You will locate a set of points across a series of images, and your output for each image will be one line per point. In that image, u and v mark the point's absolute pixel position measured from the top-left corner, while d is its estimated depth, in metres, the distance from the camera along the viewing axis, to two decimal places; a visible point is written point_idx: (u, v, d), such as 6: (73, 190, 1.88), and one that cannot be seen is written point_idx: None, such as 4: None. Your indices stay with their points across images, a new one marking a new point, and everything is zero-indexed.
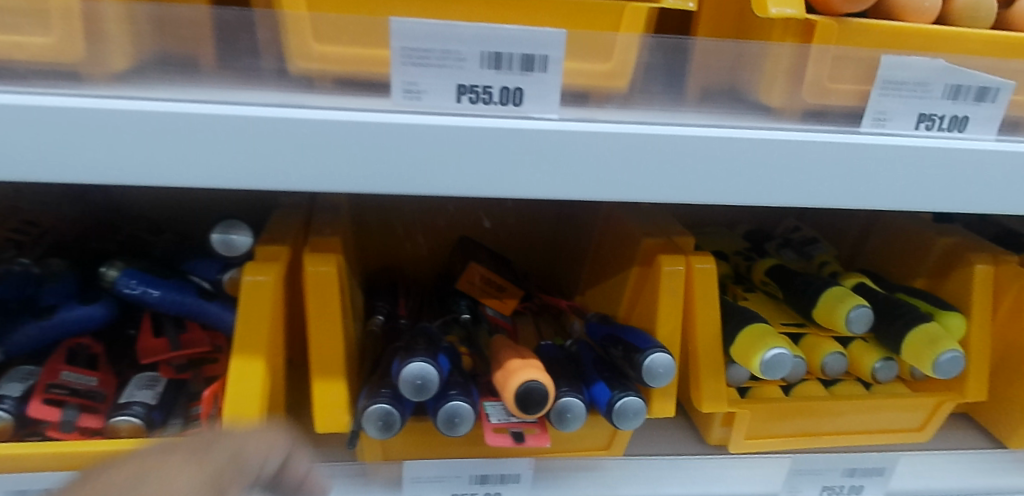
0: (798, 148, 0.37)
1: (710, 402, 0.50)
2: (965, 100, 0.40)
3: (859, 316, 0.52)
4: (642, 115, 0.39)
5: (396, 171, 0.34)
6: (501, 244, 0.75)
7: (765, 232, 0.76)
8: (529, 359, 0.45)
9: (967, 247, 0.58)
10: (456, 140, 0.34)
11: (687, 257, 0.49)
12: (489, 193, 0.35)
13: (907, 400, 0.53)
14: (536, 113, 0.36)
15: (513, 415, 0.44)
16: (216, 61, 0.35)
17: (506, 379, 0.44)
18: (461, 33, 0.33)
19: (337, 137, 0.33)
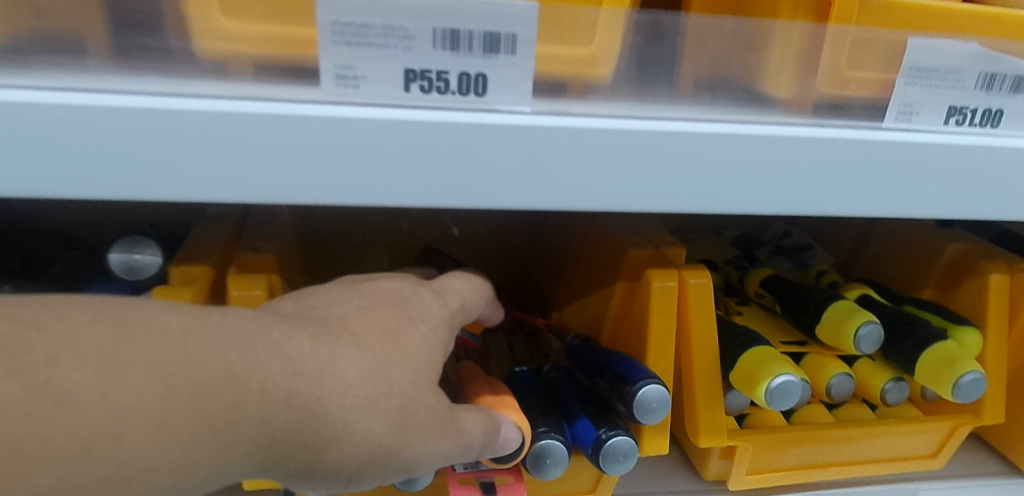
0: (809, 146, 0.32)
1: (707, 436, 0.44)
2: (999, 91, 0.34)
3: (869, 334, 0.46)
4: (630, 109, 0.32)
5: (329, 175, 0.28)
6: (470, 254, 0.69)
7: (754, 237, 0.71)
8: (505, 396, 0.39)
9: (979, 254, 0.53)
10: (403, 136, 0.28)
11: (680, 271, 0.43)
12: (445, 201, 0.29)
13: (922, 425, 0.48)
14: (503, 105, 0.29)
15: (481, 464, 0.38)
16: (96, 40, 0.28)
17: None
18: (409, 5, 0.27)
19: (253, 133, 0.26)
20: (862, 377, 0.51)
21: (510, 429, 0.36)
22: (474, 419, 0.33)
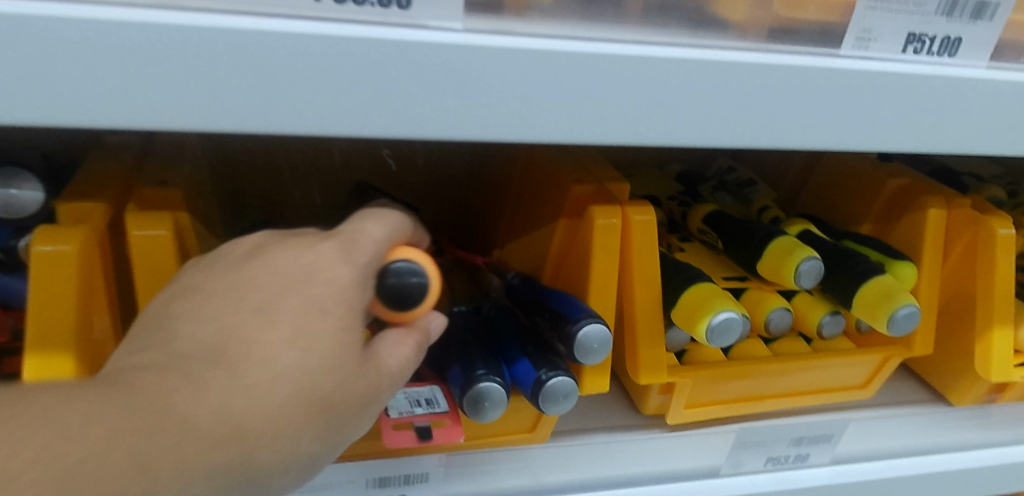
0: (761, 73, 0.30)
1: (648, 373, 0.44)
2: (959, 18, 0.32)
3: (810, 269, 0.46)
4: (572, 30, 0.29)
5: (226, 98, 0.24)
6: (409, 188, 0.66)
7: (698, 172, 0.69)
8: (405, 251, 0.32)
9: (918, 189, 0.53)
10: (313, 53, 0.24)
11: (624, 207, 0.41)
12: (364, 128, 0.26)
13: (855, 356, 0.49)
14: (432, 21, 0.26)
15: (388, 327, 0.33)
16: None
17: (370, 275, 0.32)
18: None
19: (132, 48, 0.23)
20: (801, 312, 0.51)
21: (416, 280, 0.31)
22: (396, 347, 0.32)
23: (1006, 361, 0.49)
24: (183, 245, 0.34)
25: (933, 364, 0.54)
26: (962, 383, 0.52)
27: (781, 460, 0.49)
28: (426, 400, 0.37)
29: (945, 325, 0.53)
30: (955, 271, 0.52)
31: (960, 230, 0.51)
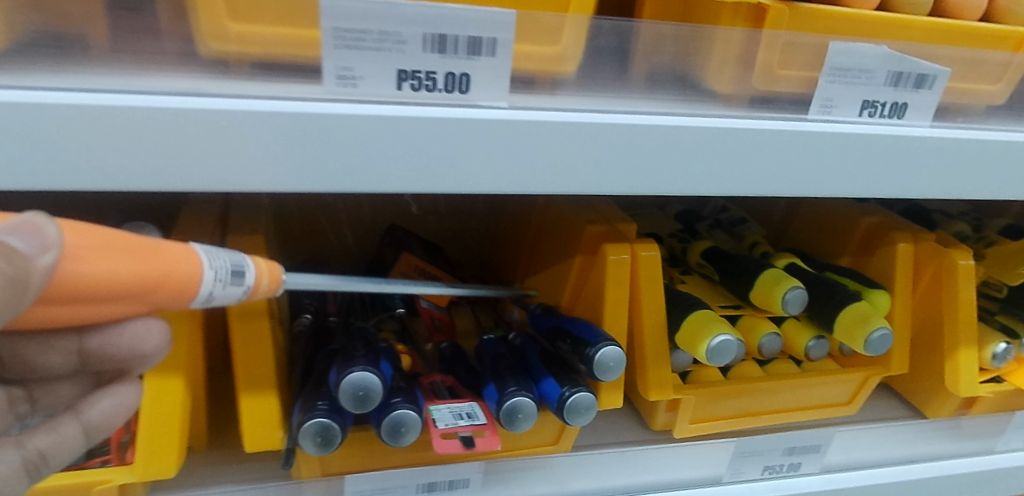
0: (745, 136, 0.37)
1: (656, 390, 0.50)
2: (905, 87, 0.40)
3: (795, 298, 0.52)
4: (591, 103, 0.37)
5: (324, 166, 0.31)
6: (433, 232, 0.72)
7: (695, 211, 0.77)
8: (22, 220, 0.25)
9: (889, 226, 0.60)
10: (395, 130, 0.31)
11: (632, 245, 0.48)
12: (430, 187, 0.32)
13: (839, 375, 0.55)
14: (484, 100, 0.33)
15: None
16: (109, 43, 0.30)
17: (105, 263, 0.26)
18: (401, 13, 0.30)
19: (257, 129, 0.29)
20: (790, 336, 0.57)
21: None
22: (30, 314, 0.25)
23: (972, 377, 0.55)
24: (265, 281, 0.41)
25: (911, 382, 0.61)
26: (937, 398, 0.58)
27: (777, 469, 0.54)
28: (467, 413, 0.43)
29: (920, 347, 0.60)
30: (924, 298, 0.59)
31: (926, 261, 0.58)
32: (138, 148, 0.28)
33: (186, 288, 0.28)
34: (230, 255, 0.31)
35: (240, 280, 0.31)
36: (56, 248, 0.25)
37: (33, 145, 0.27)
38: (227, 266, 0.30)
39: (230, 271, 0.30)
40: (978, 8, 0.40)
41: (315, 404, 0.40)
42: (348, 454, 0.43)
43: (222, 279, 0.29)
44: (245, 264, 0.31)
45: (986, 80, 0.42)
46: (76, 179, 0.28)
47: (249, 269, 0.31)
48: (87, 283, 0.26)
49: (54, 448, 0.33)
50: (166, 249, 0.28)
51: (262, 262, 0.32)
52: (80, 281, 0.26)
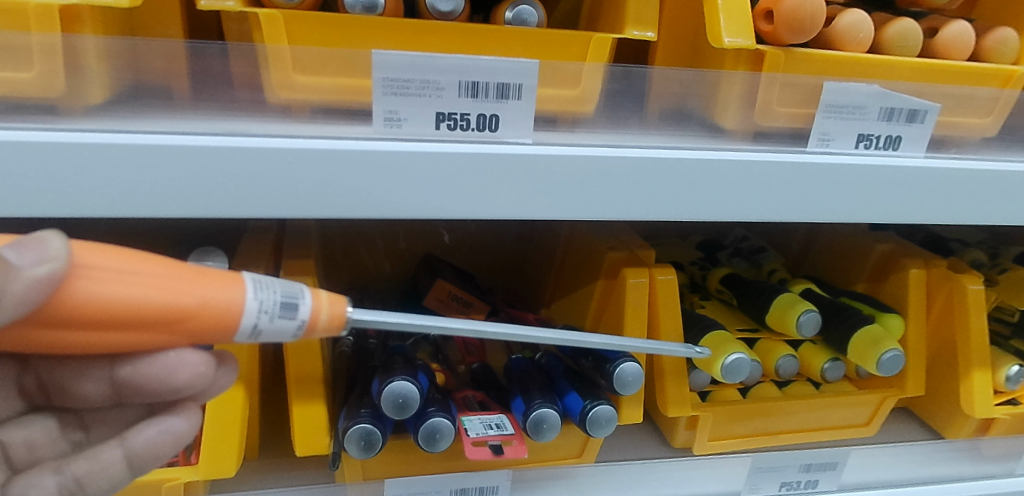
0: (749, 167, 0.40)
1: (676, 407, 0.52)
2: (898, 122, 0.43)
3: (808, 320, 0.55)
4: (608, 138, 0.41)
5: (370, 195, 0.35)
6: (464, 260, 0.77)
7: (716, 241, 0.79)
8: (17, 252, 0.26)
9: (901, 253, 0.63)
10: (433, 164, 0.35)
11: (650, 270, 0.52)
12: (463, 212, 0.37)
13: (854, 397, 0.57)
14: (512, 137, 0.38)
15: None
16: (191, 92, 0.35)
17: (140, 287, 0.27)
18: (440, 64, 0.36)
19: (315, 163, 0.34)
20: (806, 359, 0.59)
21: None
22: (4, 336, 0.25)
23: (988, 400, 0.57)
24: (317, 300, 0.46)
25: (929, 405, 0.63)
26: (954, 422, 0.61)
27: (795, 485, 0.56)
28: (496, 424, 0.47)
29: (936, 371, 0.62)
30: (938, 322, 0.61)
31: (939, 287, 0.60)
32: (218, 181, 0.33)
33: (210, 315, 0.28)
34: (284, 288, 0.30)
35: (290, 315, 0.29)
36: (57, 262, 0.26)
37: (131, 179, 0.32)
38: (278, 298, 0.29)
39: (279, 303, 0.29)
40: (963, 48, 0.45)
41: (359, 411, 0.44)
42: (388, 460, 0.47)
43: (267, 312, 0.29)
44: (301, 296, 0.30)
45: (976, 114, 0.46)
46: (165, 208, 0.33)
47: (299, 303, 0.29)
48: (107, 306, 0.27)
49: (89, 477, 0.34)
50: (200, 280, 0.28)
51: (325, 298, 0.31)
52: (103, 304, 0.27)
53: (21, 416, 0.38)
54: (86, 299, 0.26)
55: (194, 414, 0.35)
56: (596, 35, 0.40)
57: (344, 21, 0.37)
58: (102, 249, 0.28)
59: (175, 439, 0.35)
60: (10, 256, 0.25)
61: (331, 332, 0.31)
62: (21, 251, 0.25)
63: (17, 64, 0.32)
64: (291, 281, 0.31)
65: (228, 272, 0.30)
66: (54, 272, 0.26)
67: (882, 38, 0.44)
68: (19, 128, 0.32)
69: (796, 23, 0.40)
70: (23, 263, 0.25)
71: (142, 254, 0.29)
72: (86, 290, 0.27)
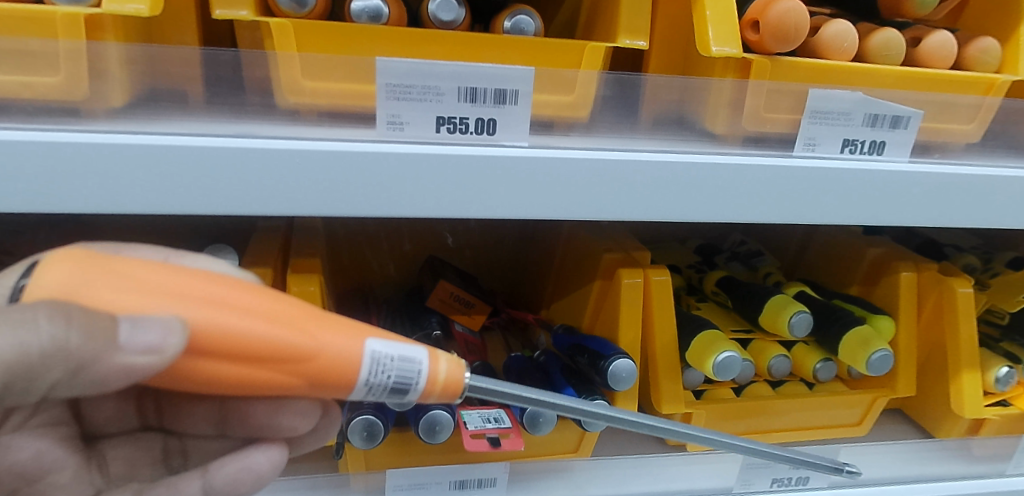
0: (738, 170, 0.42)
1: (669, 404, 0.54)
2: (882, 127, 0.45)
3: (800, 321, 0.56)
4: (602, 142, 0.43)
5: (374, 195, 0.37)
6: (467, 262, 0.79)
7: (714, 246, 0.81)
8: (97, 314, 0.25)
9: (893, 256, 0.64)
10: (433, 165, 0.37)
11: (645, 270, 0.54)
12: (461, 211, 0.39)
13: (845, 397, 0.59)
14: (509, 141, 0.40)
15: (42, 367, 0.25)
16: (205, 97, 0.37)
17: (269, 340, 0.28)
18: (440, 71, 0.37)
19: (322, 164, 0.36)
20: (799, 360, 0.61)
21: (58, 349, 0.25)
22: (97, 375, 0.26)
23: (977, 400, 0.58)
24: (322, 297, 0.48)
25: (921, 405, 0.65)
26: (945, 421, 0.62)
27: (785, 482, 0.57)
28: (494, 418, 0.48)
29: (928, 372, 0.63)
30: (929, 324, 0.62)
31: (930, 290, 0.61)
32: (231, 180, 0.35)
33: (324, 385, 0.30)
34: (400, 369, 0.31)
35: (401, 394, 0.31)
36: (163, 354, 0.26)
37: (150, 177, 0.34)
38: (391, 382, 0.31)
39: (389, 387, 0.31)
40: (947, 58, 0.47)
41: (362, 404, 0.46)
42: (389, 451, 0.49)
43: (376, 393, 0.31)
44: (415, 380, 0.31)
45: (959, 121, 0.47)
46: (181, 205, 0.35)
47: (413, 390, 0.31)
48: (226, 373, 0.29)
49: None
50: (314, 355, 0.29)
51: (441, 368, 0.32)
52: (222, 372, 0.29)
53: (133, 432, 0.42)
54: (208, 366, 0.28)
55: (276, 454, 0.38)
56: (590, 44, 0.42)
57: (350, 30, 0.39)
58: (223, 312, 0.28)
59: (254, 479, 0.37)
60: (123, 334, 0.26)
61: (442, 399, 0.33)
62: (137, 332, 0.26)
63: (45, 69, 0.35)
64: (411, 349, 0.32)
65: (347, 337, 0.30)
66: (161, 359, 0.26)
67: (866, 47, 0.46)
68: (48, 130, 0.34)
69: (781, 33, 0.42)
70: (135, 347, 0.26)
71: (262, 313, 0.29)
72: (207, 358, 0.28)
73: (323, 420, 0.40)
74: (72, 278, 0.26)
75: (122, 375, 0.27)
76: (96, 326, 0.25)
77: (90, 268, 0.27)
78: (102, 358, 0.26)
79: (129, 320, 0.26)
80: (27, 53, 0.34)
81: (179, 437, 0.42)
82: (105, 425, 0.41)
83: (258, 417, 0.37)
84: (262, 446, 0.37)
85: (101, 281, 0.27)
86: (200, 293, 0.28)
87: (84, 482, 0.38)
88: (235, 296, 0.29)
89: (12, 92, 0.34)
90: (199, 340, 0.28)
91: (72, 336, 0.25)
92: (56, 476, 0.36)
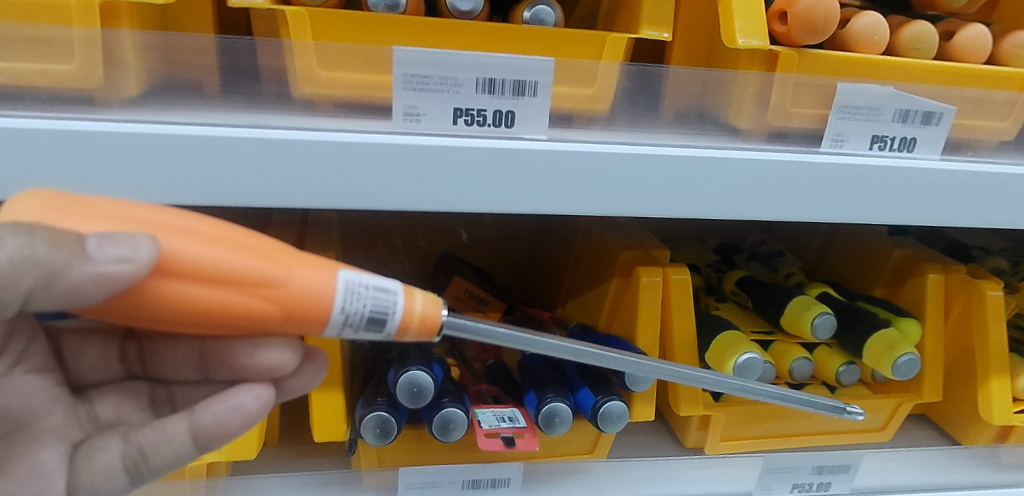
0: (763, 166, 0.40)
1: (688, 406, 0.53)
2: (913, 123, 0.43)
3: (823, 323, 0.55)
4: (622, 137, 0.42)
5: (389, 187, 0.36)
6: (482, 258, 0.78)
7: (733, 245, 0.79)
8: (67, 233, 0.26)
9: (920, 258, 0.62)
10: (450, 158, 0.37)
11: (664, 269, 0.53)
12: (478, 205, 0.38)
13: (869, 401, 0.57)
14: (527, 133, 0.39)
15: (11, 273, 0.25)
16: (221, 88, 0.37)
17: (240, 264, 0.28)
18: (458, 61, 0.37)
19: (337, 156, 0.35)
20: (821, 362, 0.59)
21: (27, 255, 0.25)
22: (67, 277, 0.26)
23: (1007, 407, 0.56)
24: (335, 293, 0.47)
25: (946, 412, 0.63)
26: (971, 429, 0.60)
27: (806, 487, 0.57)
28: (509, 417, 0.47)
29: (955, 376, 0.61)
30: (957, 327, 0.60)
31: (957, 293, 0.60)
32: (245, 172, 0.35)
33: (300, 317, 0.29)
34: (375, 298, 0.30)
35: (379, 327, 0.30)
36: (136, 264, 0.26)
37: (165, 168, 0.34)
38: (366, 311, 0.30)
39: (367, 316, 0.30)
40: (980, 52, 0.45)
41: (375, 400, 0.46)
42: (402, 449, 0.49)
43: (353, 324, 0.30)
44: (391, 309, 0.30)
45: (993, 118, 0.46)
46: (195, 196, 0.34)
47: (390, 318, 0.30)
48: (196, 302, 0.28)
49: (154, 447, 0.34)
50: (287, 282, 0.29)
51: (418, 301, 0.31)
52: (193, 299, 0.28)
53: (119, 382, 0.40)
54: (180, 293, 0.28)
55: (263, 392, 0.34)
56: (612, 35, 0.41)
57: (367, 19, 0.39)
58: (193, 239, 0.28)
59: (242, 418, 0.34)
60: (90, 248, 0.26)
61: (421, 338, 0.32)
62: (106, 245, 0.26)
63: (60, 57, 0.34)
64: (385, 281, 0.31)
65: (318, 268, 0.30)
66: (134, 269, 0.26)
67: (897, 40, 0.45)
68: (64, 119, 0.34)
69: (810, 24, 0.41)
70: (106, 258, 0.26)
71: (234, 244, 0.29)
72: (175, 284, 0.28)
73: (309, 365, 0.38)
74: (39, 208, 0.27)
75: (93, 290, 0.27)
76: (63, 239, 0.26)
77: (59, 204, 0.27)
78: (71, 267, 0.26)
79: (95, 236, 0.26)
80: (39, 40, 0.34)
81: (166, 384, 0.41)
82: (91, 373, 0.40)
83: (237, 358, 0.33)
84: (249, 384, 0.34)
85: (66, 213, 0.27)
86: (169, 223, 0.28)
87: (73, 425, 0.37)
88: (207, 227, 0.29)
89: (27, 80, 0.34)
90: (171, 265, 0.28)
91: (37, 247, 0.25)
92: (44, 420, 0.36)
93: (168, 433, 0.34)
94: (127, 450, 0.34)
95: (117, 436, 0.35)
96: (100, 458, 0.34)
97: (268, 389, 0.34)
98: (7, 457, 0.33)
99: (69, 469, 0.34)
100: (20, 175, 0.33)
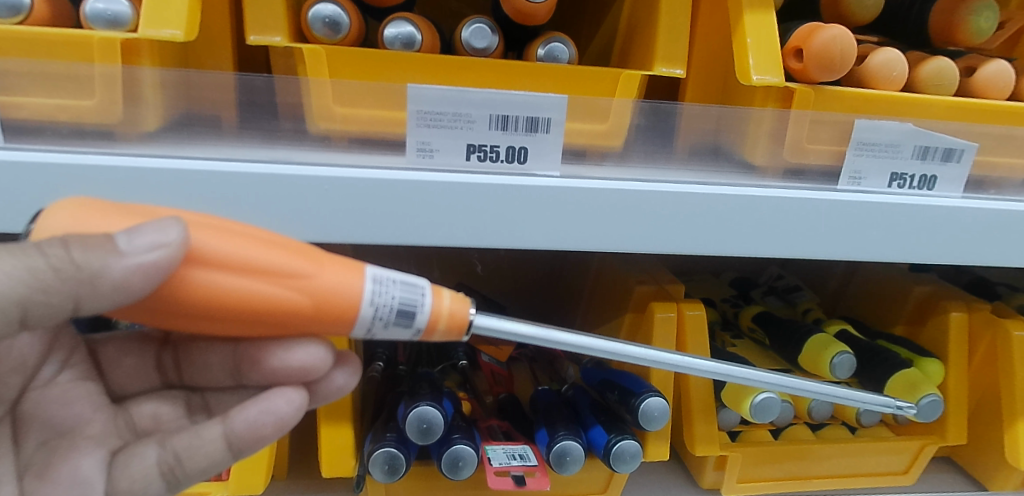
0: (778, 203, 0.40)
1: (703, 446, 0.51)
2: (933, 161, 0.43)
3: (842, 362, 0.53)
4: (636, 173, 0.42)
5: (400, 224, 0.36)
6: (495, 289, 0.78)
7: (750, 280, 0.78)
8: (100, 236, 0.27)
9: (942, 295, 0.61)
10: (461, 195, 0.36)
11: (679, 304, 0.52)
12: (488, 242, 0.38)
13: (891, 444, 0.55)
14: (539, 170, 0.39)
15: (60, 277, 0.27)
16: (238, 122, 0.37)
17: (263, 261, 0.28)
18: (472, 98, 0.37)
19: (348, 193, 0.36)
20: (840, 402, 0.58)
21: (77, 261, 0.26)
22: (105, 269, 0.27)
23: None
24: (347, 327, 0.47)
25: (971, 455, 0.61)
26: (999, 474, 0.58)
27: None
28: (519, 454, 0.47)
29: (981, 418, 0.59)
30: (983, 367, 0.59)
31: (981, 332, 0.58)
32: (256, 208, 0.35)
33: (328, 312, 0.29)
34: (403, 292, 0.30)
35: (407, 321, 0.30)
36: (170, 248, 0.27)
37: (177, 202, 0.34)
38: (395, 304, 0.30)
39: (395, 310, 0.30)
40: (1003, 88, 0.45)
41: (385, 435, 0.45)
42: (410, 484, 0.48)
43: (382, 318, 0.30)
44: (420, 303, 0.30)
45: (1018, 154, 0.45)
46: None
47: (419, 312, 0.30)
48: (223, 296, 0.28)
49: (189, 453, 0.35)
50: (316, 274, 0.29)
51: (446, 299, 0.31)
52: (223, 291, 0.28)
53: (156, 391, 0.40)
54: (210, 284, 0.28)
55: (296, 396, 0.34)
56: (625, 74, 0.42)
57: (383, 57, 0.39)
58: (223, 234, 0.28)
59: (276, 422, 0.34)
60: (122, 243, 0.27)
61: (450, 336, 0.32)
62: (136, 237, 0.27)
63: (79, 92, 0.35)
64: (413, 277, 0.31)
65: (346, 264, 0.30)
66: (167, 256, 0.27)
67: (915, 77, 0.44)
68: (79, 152, 0.34)
69: (826, 61, 0.40)
70: (138, 247, 0.26)
71: (261, 239, 0.29)
72: (204, 279, 0.28)
73: (341, 372, 0.37)
74: (57, 232, 0.28)
75: (136, 283, 0.27)
76: (94, 242, 0.27)
77: (97, 212, 0.28)
78: (108, 266, 0.27)
79: (125, 234, 0.27)
80: (61, 76, 0.35)
81: (200, 392, 0.40)
82: (127, 383, 0.40)
83: (269, 361, 0.32)
84: (280, 388, 0.34)
85: (118, 218, 0.28)
86: (200, 221, 0.29)
87: (113, 433, 0.37)
88: (236, 226, 0.29)
89: (48, 115, 0.35)
90: (202, 255, 0.28)
91: (73, 252, 0.26)
92: (85, 428, 0.37)
93: (204, 444, 0.34)
94: (164, 456, 0.35)
95: (154, 443, 0.36)
96: (137, 463, 0.35)
97: (303, 392, 0.34)
98: (49, 464, 0.35)
99: (107, 475, 0.35)
100: (38, 208, 0.33)
